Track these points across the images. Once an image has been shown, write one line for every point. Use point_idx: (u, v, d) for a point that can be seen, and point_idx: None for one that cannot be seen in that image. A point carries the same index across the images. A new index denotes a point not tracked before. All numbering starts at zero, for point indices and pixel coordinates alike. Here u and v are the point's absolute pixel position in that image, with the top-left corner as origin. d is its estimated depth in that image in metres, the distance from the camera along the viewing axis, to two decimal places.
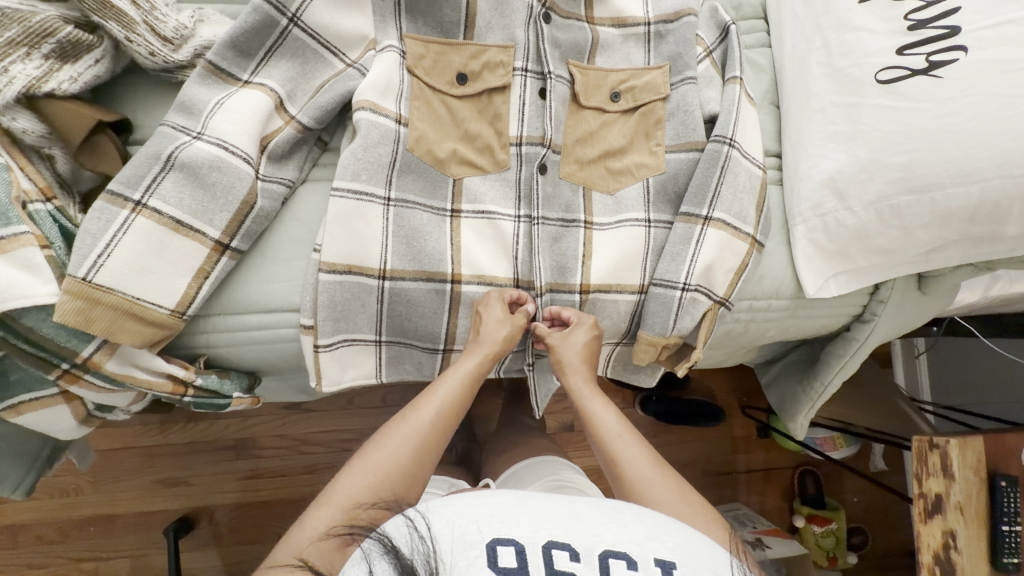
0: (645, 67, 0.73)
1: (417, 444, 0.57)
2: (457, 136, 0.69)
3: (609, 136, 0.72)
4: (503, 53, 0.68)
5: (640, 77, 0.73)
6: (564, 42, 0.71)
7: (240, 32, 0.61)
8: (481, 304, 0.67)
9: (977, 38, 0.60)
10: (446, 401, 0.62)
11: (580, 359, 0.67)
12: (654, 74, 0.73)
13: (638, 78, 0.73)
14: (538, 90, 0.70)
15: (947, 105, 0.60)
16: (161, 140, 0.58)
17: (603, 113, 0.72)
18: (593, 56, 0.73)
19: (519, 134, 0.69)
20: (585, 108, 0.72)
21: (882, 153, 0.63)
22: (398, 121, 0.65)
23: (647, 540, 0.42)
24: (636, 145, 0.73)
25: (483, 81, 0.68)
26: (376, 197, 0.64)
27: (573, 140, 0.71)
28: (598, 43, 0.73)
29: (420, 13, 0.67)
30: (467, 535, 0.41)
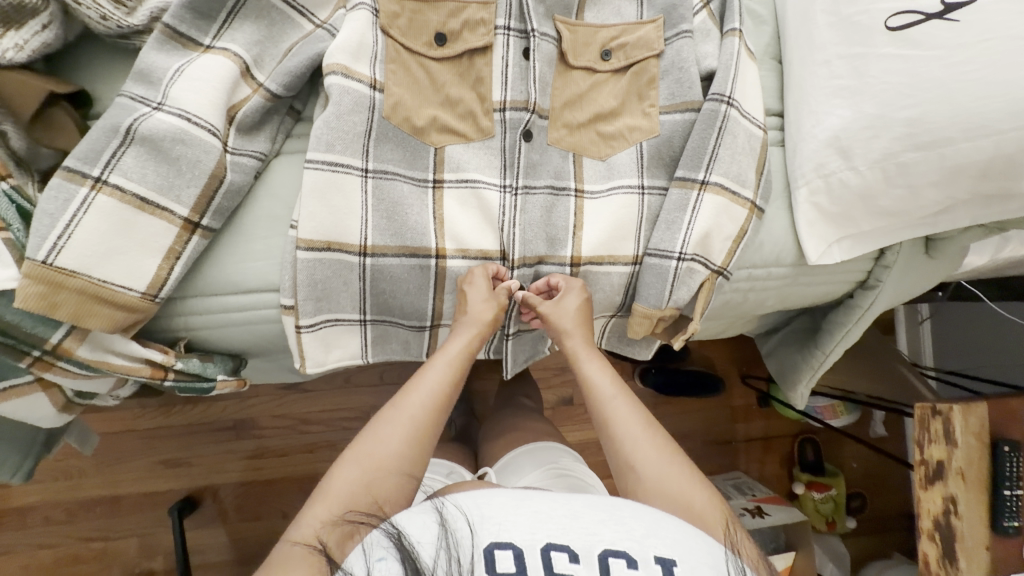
0: (638, 21, 0.68)
1: (410, 429, 0.55)
2: (437, 101, 0.65)
3: (600, 99, 0.68)
4: (484, 9, 0.64)
5: (633, 32, 0.68)
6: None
7: None
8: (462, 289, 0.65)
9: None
10: (437, 383, 0.60)
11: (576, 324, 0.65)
12: (648, 28, 0.68)
13: (630, 34, 0.68)
14: (522, 50, 0.66)
15: (961, 52, 0.56)
16: (119, 112, 0.54)
17: (594, 74, 0.68)
18: (583, 10, 0.68)
19: (502, 98, 0.65)
20: (575, 68, 0.67)
21: (888, 108, 0.59)
22: (373, 87, 0.61)
23: (647, 538, 0.41)
24: (629, 107, 0.68)
25: (464, 42, 0.64)
26: (353, 168, 0.60)
27: (560, 103, 0.67)
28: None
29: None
30: (464, 539, 0.39)
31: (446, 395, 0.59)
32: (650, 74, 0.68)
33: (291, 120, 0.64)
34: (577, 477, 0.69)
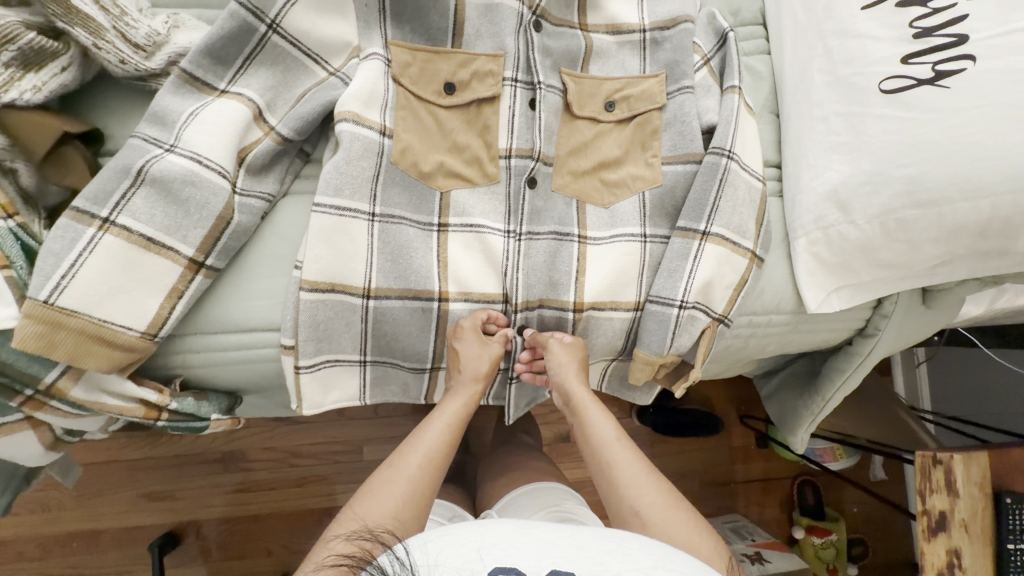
0: (641, 75, 0.71)
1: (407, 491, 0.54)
2: (445, 147, 0.66)
3: (604, 147, 0.69)
4: (493, 61, 0.66)
5: (636, 85, 0.70)
6: (555, 51, 0.69)
7: (216, 39, 0.58)
8: (461, 337, 0.65)
9: (992, 45, 0.56)
10: (428, 443, 0.60)
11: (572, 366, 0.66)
12: (650, 82, 0.70)
13: (634, 87, 0.70)
14: (528, 100, 0.68)
15: (956, 117, 0.57)
16: (132, 153, 0.54)
17: (598, 123, 0.70)
18: (588, 62, 0.70)
19: (508, 146, 0.67)
20: (579, 118, 0.69)
21: (886, 165, 0.61)
22: (383, 133, 0.62)
23: (654, 569, 0.39)
24: (632, 156, 0.70)
25: (474, 90, 0.66)
26: (362, 212, 0.61)
27: (565, 151, 0.69)
28: (592, 51, 0.70)
29: (406, 19, 0.65)
30: (468, 564, 0.38)
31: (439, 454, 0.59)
32: (653, 124, 0.70)
33: (300, 161, 0.65)
34: (579, 520, 0.67)
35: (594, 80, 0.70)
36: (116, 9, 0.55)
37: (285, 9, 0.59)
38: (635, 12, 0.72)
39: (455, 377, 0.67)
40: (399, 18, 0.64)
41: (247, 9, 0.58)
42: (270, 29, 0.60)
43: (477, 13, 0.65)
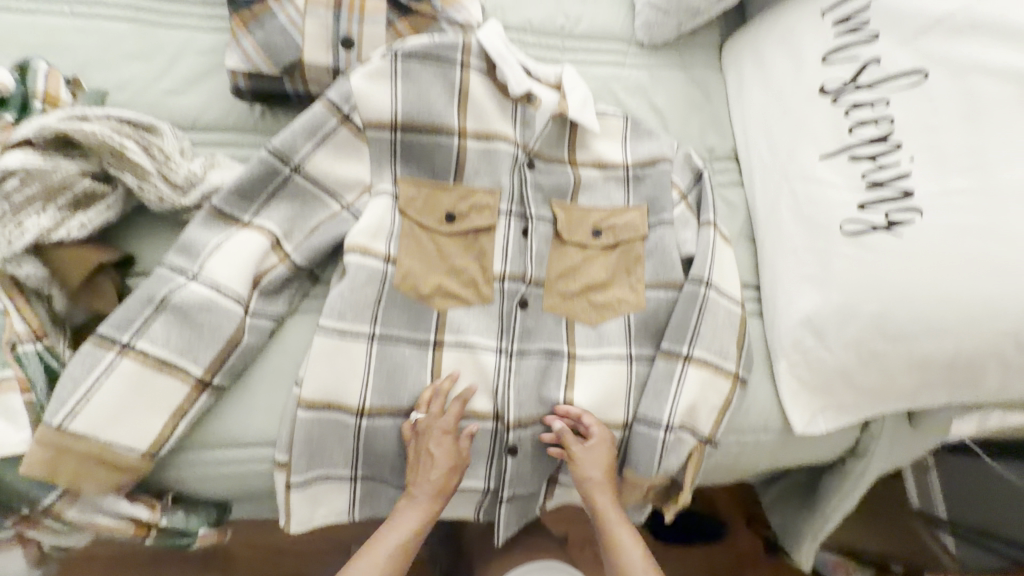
0: (624, 207, 0.78)
1: None
2: (444, 270, 0.71)
3: (591, 271, 0.75)
4: (489, 195, 0.73)
5: (620, 216, 0.77)
6: (547, 186, 0.76)
7: (244, 180, 0.66)
8: (433, 441, 0.64)
9: (935, 199, 0.60)
10: (386, 556, 0.62)
11: (602, 477, 0.67)
12: (633, 214, 0.77)
13: (618, 217, 0.77)
14: (520, 229, 0.74)
15: (912, 261, 0.61)
16: (157, 283, 0.60)
17: (586, 249, 0.76)
18: (576, 194, 0.78)
19: (502, 270, 0.72)
20: (568, 244, 0.75)
21: (854, 299, 0.65)
22: (386, 261, 0.68)
23: None
24: (618, 279, 0.75)
25: (472, 220, 0.73)
26: (361, 333, 0.65)
27: (556, 273, 0.74)
28: (580, 185, 0.78)
29: (413, 158, 0.72)
30: None
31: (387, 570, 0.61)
32: (635, 252, 0.76)
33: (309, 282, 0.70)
34: None
35: (582, 211, 0.77)
36: (162, 156, 0.64)
37: (309, 155, 0.67)
38: (619, 150, 0.80)
39: (410, 493, 0.65)
40: (408, 158, 0.71)
41: (274, 156, 0.66)
42: (292, 172, 0.67)
43: (477, 154, 0.73)
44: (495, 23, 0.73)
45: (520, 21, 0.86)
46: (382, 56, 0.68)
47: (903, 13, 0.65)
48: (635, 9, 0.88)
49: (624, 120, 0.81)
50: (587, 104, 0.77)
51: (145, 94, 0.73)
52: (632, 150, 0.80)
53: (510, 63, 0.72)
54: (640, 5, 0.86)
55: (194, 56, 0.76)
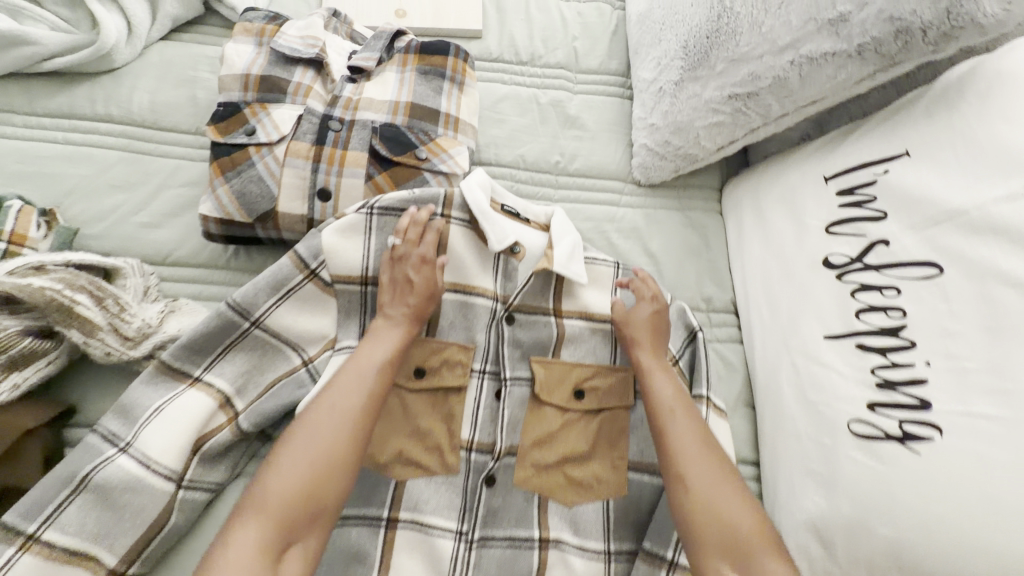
0: (611, 367, 0.71)
1: (315, 460, 0.50)
2: (406, 432, 0.65)
3: (571, 440, 0.67)
4: (462, 352, 0.68)
5: (605, 376, 0.70)
6: (525, 341, 0.71)
7: (198, 334, 0.62)
8: (411, 268, 0.63)
9: (955, 423, 0.52)
10: (364, 376, 0.56)
11: (648, 327, 0.67)
12: (618, 377, 0.70)
13: (603, 378, 0.70)
14: (493, 390, 0.69)
15: (932, 487, 0.51)
16: (82, 456, 0.55)
17: (566, 412, 0.68)
18: (559, 349, 0.71)
19: (471, 438, 0.67)
20: (546, 404, 0.68)
21: (866, 516, 0.55)
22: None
23: None
24: (599, 451, 0.68)
25: (441, 378, 0.67)
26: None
27: (530, 441, 0.67)
28: (563, 336, 0.71)
29: None
30: None
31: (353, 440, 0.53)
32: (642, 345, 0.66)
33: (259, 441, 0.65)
34: None
35: (565, 369, 0.70)
36: (116, 307, 0.61)
37: (271, 309, 0.64)
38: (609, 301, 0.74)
39: (386, 312, 0.62)
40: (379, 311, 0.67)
41: (233, 308, 0.62)
42: (255, 325, 0.63)
43: (452, 305, 0.69)
44: (479, 173, 0.70)
45: (513, 158, 0.84)
46: (358, 210, 0.65)
47: (915, 197, 0.60)
48: (634, 149, 0.86)
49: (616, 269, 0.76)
50: (576, 255, 0.71)
51: (122, 226, 0.72)
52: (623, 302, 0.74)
53: (492, 218, 0.68)
54: (638, 147, 0.84)
55: (178, 186, 0.75)
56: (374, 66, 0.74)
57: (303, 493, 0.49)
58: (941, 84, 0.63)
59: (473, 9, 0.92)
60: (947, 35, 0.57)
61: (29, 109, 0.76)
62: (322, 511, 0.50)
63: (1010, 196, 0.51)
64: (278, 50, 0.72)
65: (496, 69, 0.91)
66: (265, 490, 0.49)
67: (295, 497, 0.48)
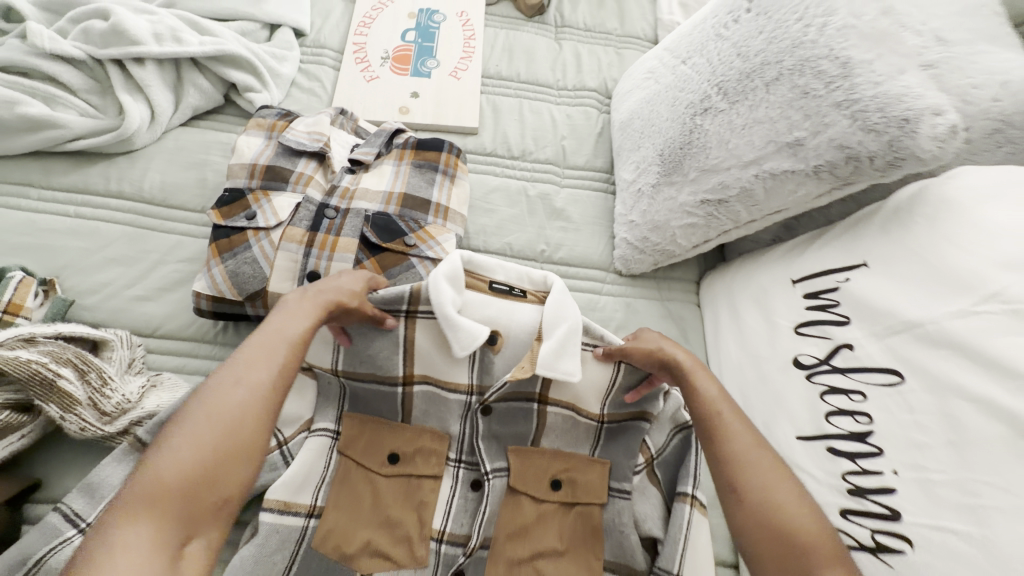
0: (590, 460, 0.69)
1: (217, 440, 0.44)
2: (376, 522, 0.64)
3: (545, 535, 0.65)
4: (438, 440, 0.68)
5: (583, 469, 0.68)
6: (502, 431, 0.69)
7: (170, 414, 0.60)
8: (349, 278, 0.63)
9: (923, 536, 0.52)
10: (283, 345, 0.51)
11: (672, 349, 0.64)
12: (594, 472, 0.68)
13: (580, 470, 0.68)
14: (470, 480, 0.68)
15: None
16: (38, 538, 0.52)
17: (541, 503, 0.67)
18: (539, 438, 0.70)
19: (441, 528, 0.65)
20: (521, 494, 0.67)
21: None
22: (311, 515, 0.63)
23: None
24: (575, 548, 0.65)
25: (415, 467, 0.67)
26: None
27: (503, 534, 0.65)
28: (544, 426, 0.70)
29: (362, 395, 0.69)
30: None
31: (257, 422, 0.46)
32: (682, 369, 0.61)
33: None
34: None
35: (541, 461, 0.69)
36: (98, 381, 0.61)
37: None
38: (603, 395, 0.69)
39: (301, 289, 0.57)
40: (354, 399, 0.69)
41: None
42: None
43: (424, 396, 0.68)
44: (449, 265, 0.64)
45: (500, 246, 0.89)
46: None
47: (878, 308, 0.63)
48: (615, 241, 0.92)
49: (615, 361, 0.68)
50: (565, 352, 0.63)
51: (114, 298, 0.74)
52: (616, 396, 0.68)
53: (455, 322, 0.63)
54: (619, 240, 0.89)
55: (176, 262, 0.78)
56: (372, 160, 0.80)
57: (193, 474, 0.42)
58: (891, 203, 0.69)
59: (470, 109, 1.01)
60: (891, 164, 0.62)
61: (46, 184, 0.81)
62: (224, 501, 0.43)
63: (961, 313, 0.55)
64: (286, 144, 0.78)
65: (489, 162, 0.98)
66: (150, 475, 0.42)
67: (193, 475, 0.42)
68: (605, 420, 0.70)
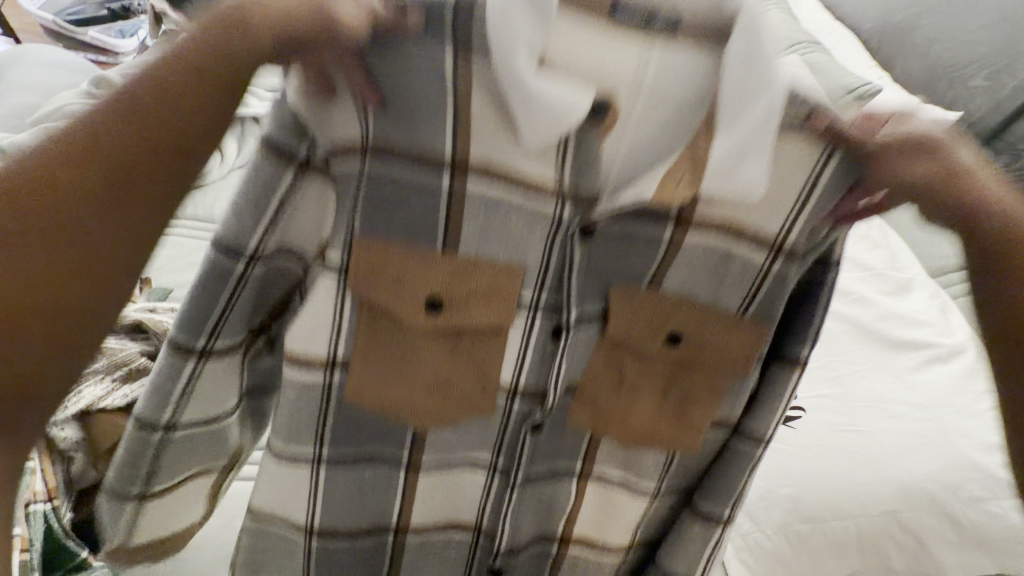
0: (727, 324, 0.47)
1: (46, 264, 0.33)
2: (425, 391, 0.50)
3: (635, 414, 0.52)
4: (506, 278, 0.46)
5: (715, 329, 0.47)
6: (588, 301, 0.48)
7: (189, 300, 0.47)
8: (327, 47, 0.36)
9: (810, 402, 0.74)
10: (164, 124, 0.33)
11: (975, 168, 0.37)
12: (738, 335, 0.47)
13: (711, 331, 0.47)
14: (549, 330, 0.51)
15: (807, 450, 0.71)
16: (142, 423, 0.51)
17: (648, 364, 0.50)
18: (662, 272, 0.46)
19: (509, 392, 0.53)
20: (620, 352, 0.49)
21: (771, 483, 0.70)
22: (329, 368, 0.51)
23: None
24: (671, 423, 0.51)
25: (466, 315, 0.46)
26: (302, 457, 0.55)
27: (587, 410, 0.52)
28: (677, 252, 0.46)
29: (377, 206, 0.43)
30: None
31: (117, 283, 0.35)
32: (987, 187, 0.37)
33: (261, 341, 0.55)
34: None
35: (647, 308, 0.47)
36: None
37: (264, 238, 0.45)
38: (782, 213, 0.42)
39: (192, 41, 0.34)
40: (369, 211, 0.43)
41: (213, 245, 0.44)
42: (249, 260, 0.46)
43: (478, 205, 0.44)
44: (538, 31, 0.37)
45: None
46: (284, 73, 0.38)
47: None
48: None
49: (818, 145, 0.40)
50: (742, 154, 0.38)
51: None
52: (814, 209, 0.42)
53: (529, 110, 0.39)
54: None
55: None
56: None
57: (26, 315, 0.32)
58: None
59: None
60: None
61: None
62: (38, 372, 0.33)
63: None
64: None
65: None
66: None
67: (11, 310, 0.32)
68: (782, 249, 0.43)
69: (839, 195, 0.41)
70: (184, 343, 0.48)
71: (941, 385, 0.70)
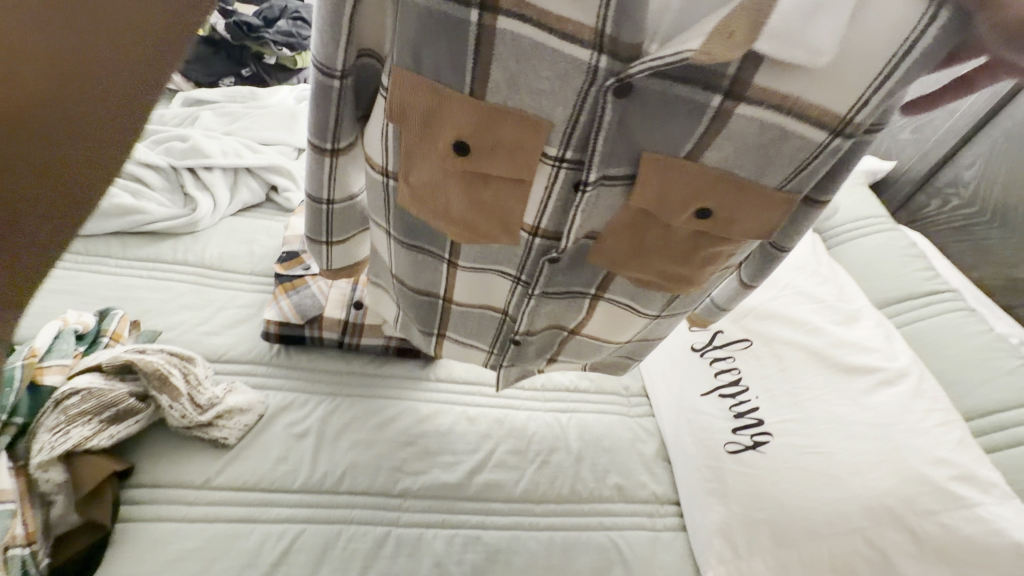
0: (747, 192, 0.58)
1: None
2: (461, 216, 0.63)
3: (649, 261, 0.66)
4: (531, 129, 0.54)
5: (742, 204, 0.58)
6: (619, 157, 0.57)
7: (315, 111, 0.58)
8: None
9: (777, 428, 0.81)
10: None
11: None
12: (758, 208, 0.59)
13: (733, 201, 0.58)
14: (572, 182, 0.58)
15: (776, 474, 0.78)
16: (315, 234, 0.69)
17: (671, 224, 0.61)
18: (700, 147, 0.55)
19: (534, 223, 0.63)
20: (648, 211, 0.60)
21: (749, 508, 0.79)
22: (388, 174, 0.65)
23: None
24: (687, 264, 0.66)
25: (488, 160, 0.56)
26: (382, 224, 0.74)
27: (611, 252, 0.66)
28: (724, 126, 0.53)
29: (442, 45, 0.50)
30: None
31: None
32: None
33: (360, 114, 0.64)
34: None
35: (682, 175, 0.56)
36: (195, 381, 0.81)
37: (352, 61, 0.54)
38: (862, 83, 0.48)
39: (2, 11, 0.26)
40: (433, 48, 0.50)
41: (316, 67, 0.54)
42: (341, 77, 0.55)
43: (517, 53, 0.50)
44: None
45: None
46: None
47: None
48: None
49: (923, 4, 0.44)
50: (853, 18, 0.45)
51: (188, 333, 0.93)
52: (908, 68, 0.47)
53: None
54: None
55: (235, 307, 0.99)
56: None
57: None
58: None
59: None
60: None
61: (122, 255, 1.02)
62: None
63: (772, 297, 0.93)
64: None
65: None
66: None
67: None
68: (848, 124, 0.52)
69: (934, 63, 0.47)
70: (318, 144, 0.60)
71: (890, 405, 0.76)
